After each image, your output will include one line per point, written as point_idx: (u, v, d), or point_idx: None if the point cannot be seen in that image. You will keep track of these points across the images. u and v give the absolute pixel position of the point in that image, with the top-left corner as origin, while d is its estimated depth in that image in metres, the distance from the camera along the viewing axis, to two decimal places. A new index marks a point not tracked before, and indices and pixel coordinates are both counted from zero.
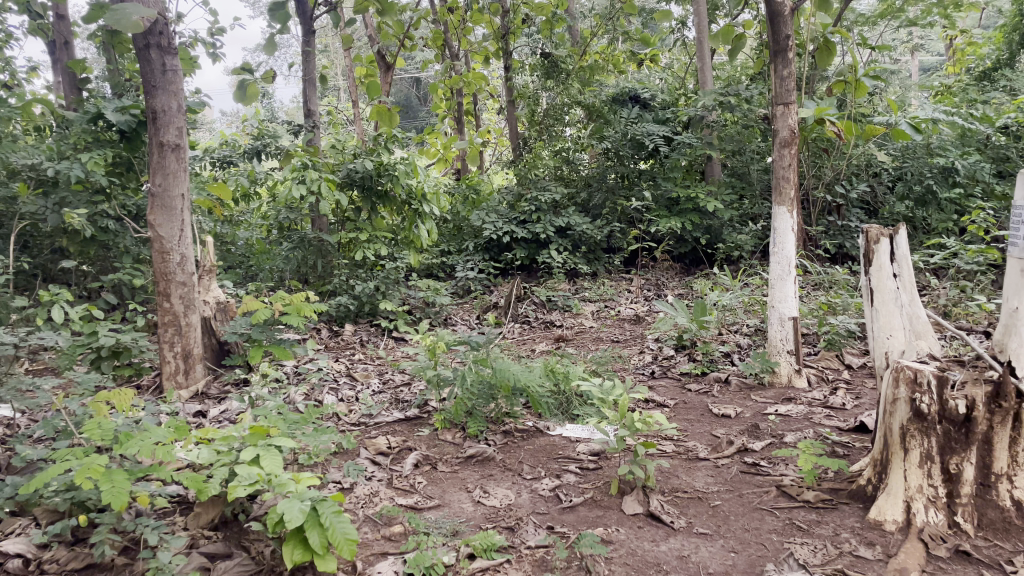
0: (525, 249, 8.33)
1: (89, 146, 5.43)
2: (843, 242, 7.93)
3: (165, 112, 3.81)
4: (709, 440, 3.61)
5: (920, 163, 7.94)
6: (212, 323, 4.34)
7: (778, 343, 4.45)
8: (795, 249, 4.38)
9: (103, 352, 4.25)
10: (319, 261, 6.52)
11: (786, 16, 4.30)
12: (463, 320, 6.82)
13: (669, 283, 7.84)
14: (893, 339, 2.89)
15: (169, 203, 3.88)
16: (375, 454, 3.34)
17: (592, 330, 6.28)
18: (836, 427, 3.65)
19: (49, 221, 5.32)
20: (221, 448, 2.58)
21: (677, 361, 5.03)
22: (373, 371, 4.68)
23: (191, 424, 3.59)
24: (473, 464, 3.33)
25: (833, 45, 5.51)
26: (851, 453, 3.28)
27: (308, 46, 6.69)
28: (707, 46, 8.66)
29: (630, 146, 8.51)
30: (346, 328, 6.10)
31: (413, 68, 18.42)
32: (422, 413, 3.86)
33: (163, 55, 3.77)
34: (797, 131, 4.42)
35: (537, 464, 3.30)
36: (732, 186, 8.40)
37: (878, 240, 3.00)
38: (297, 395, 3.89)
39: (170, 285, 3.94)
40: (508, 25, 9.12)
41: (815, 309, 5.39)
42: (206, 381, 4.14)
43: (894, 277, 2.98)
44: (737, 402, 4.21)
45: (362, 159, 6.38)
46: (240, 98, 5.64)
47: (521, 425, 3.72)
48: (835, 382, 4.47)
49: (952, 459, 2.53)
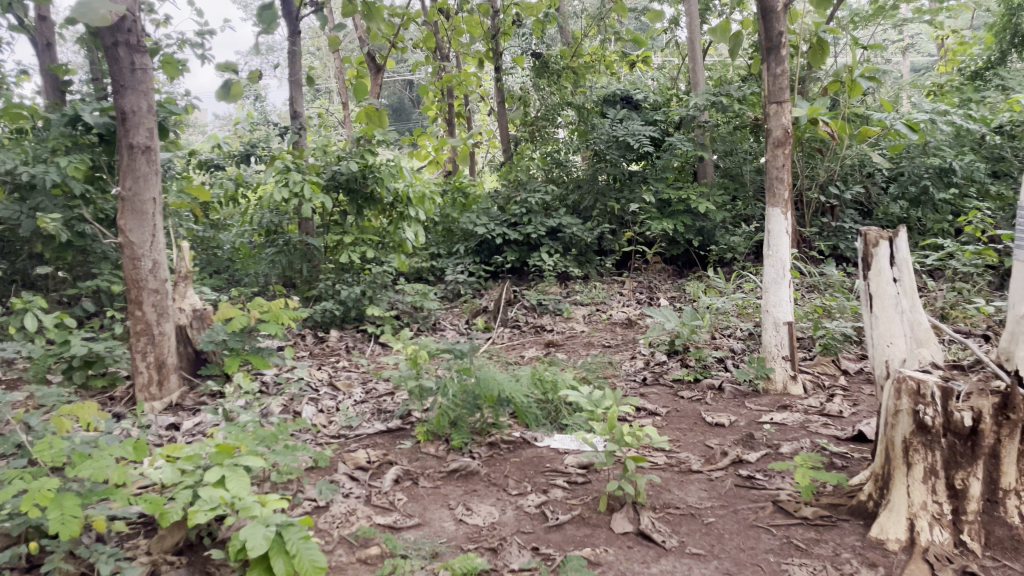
0: (516, 251, 8.18)
1: (66, 151, 5.29)
2: (837, 243, 7.83)
3: (134, 112, 3.67)
4: (702, 450, 3.48)
5: (916, 164, 7.83)
6: (188, 331, 4.17)
7: (772, 348, 4.32)
8: (790, 252, 4.25)
9: (75, 362, 4.10)
10: (304, 265, 6.38)
11: (779, 12, 4.16)
12: (452, 325, 6.70)
13: (662, 286, 7.73)
14: (894, 347, 2.75)
15: (139, 208, 3.73)
16: (354, 469, 3.20)
17: (583, 334, 6.15)
18: (833, 437, 3.53)
19: (25, 227, 5.16)
20: (185, 468, 2.46)
21: (670, 367, 4.90)
22: (357, 380, 4.53)
23: (163, 438, 3.45)
24: (456, 478, 3.18)
25: (827, 44, 5.38)
26: (850, 465, 3.15)
27: (292, 46, 6.52)
28: (699, 45, 8.52)
29: (618, 146, 8.33)
30: (331, 334, 5.96)
31: (405, 69, 18.28)
32: (405, 425, 3.72)
33: (132, 53, 3.62)
34: (791, 131, 4.29)
35: (524, 478, 3.16)
36: (725, 188, 8.28)
37: (877, 243, 2.88)
38: (274, 407, 3.74)
39: (142, 292, 3.79)
40: (497, 26, 8.99)
41: (810, 312, 5.27)
42: (181, 392, 3.99)
43: (894, 281, 2.86)
44: (731, 410, 4.08)
45: (347, 160, 6.24)
46: (224, 98, 5.47)
47: (507, 436, 3.58)
48: (831, 389, 4.35)
49: (957, 474, 2.41)
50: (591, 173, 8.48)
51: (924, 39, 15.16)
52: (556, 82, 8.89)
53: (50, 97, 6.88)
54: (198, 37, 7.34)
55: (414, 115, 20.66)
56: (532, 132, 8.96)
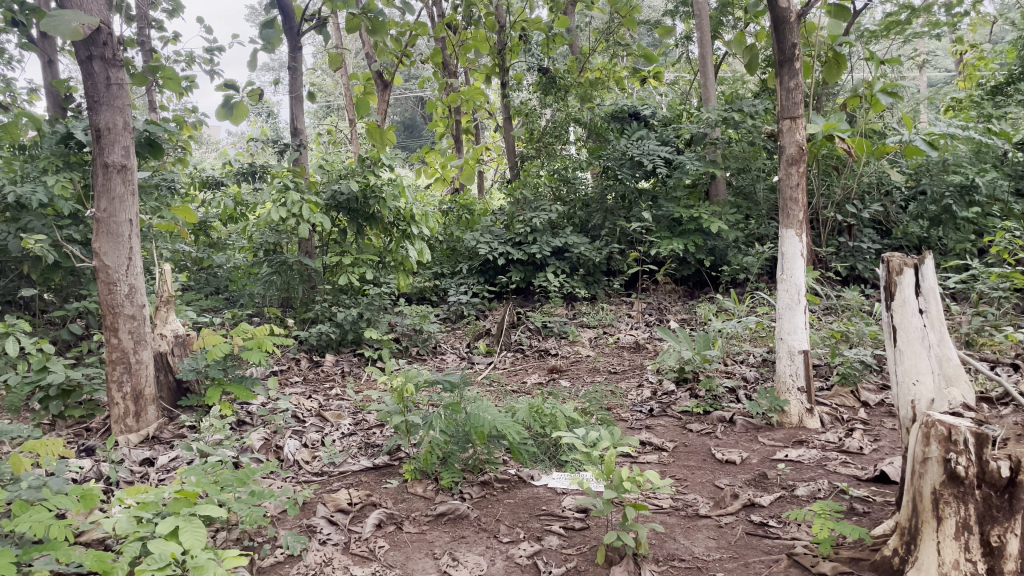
0: (520, 271, 7.97)
1: (57, 170, 5.13)
2: (855, 264, 7.55)
3: (110, 129, 3.49)
4: (711, 492, 3.23)
5: (936, 181, 7.55)
6: (168, 359, 3.97)
7: (787, 379, 4.06)
8: (805, 276, 4.02)
9: (52, 390, 3.90)
10: (300, 286, 6.18)
11: (793, 23, 3.93)
12: (454, 348, 6.48)
13: (672, 308, 7.48)
14: (921, 385, 2.51)
15: (115, 229, 3.54)
16: (334, 512, 2.97)
17: (588, 359, 5.91)
18: (853, 477, 3.28)
19: (10, 247, 4.95)
20: (141, 518, 2.24)
21: (678, 397, 4.63)
22: (347, 410, 4.31)
23: (133, 476, 3.24)
24: (444, 523, 2.94)
25: (842, 59, 5.15)
26: (873, 511, 2.89)
27: (294, 62, 6.35)
28: (711, 61, 8.29)
29: (628, 164, 8.13)
30: (327, 358, 5.75)
31: (416, 87, 18.16)
32: (392, 461, 3.50)
33: (107, 68, 3.45)
34: (806, 148, 4.04)
35: (517, 522, 2.92)
36: (737, 207, 8.04)
37: (902, 270, 2.64)
38: (254, 441, 3.52)
39: (117, 319, 3.59)
40: (505, 41, 8.78)
41: (827, 337, 5.00)
42: (160, 424, 3.78)
43: (920, 313, 2.63)
44: (742, 445, 3.82)
45: (348, 179, 6.07)
46: (227, 118, 5.30)
47: (501, 474, 3.34)
48: (851, 422, 4.08)
49: (992, 529, 2.14)
50: (599, 192, 8.34)
51: (938, 51, 14.88)
52: (564, 98, 8.70)
53: (53, 113, 6.71)
54: (205, 54, 7.24)
55: (425, 131, 20.69)
56: (539, 149, 8.77)
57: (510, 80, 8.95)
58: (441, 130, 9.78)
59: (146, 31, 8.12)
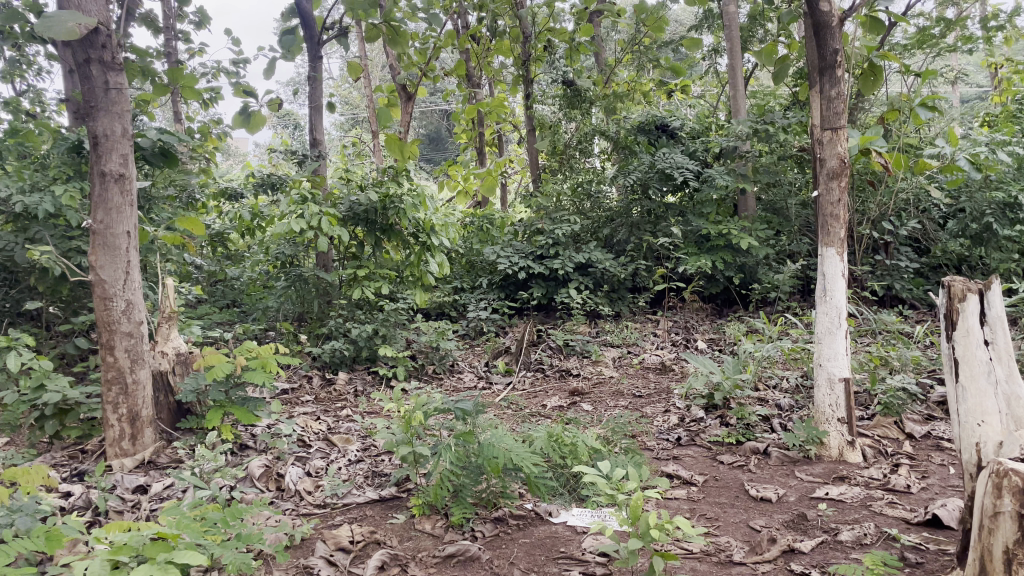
0: (542, 287, 7.71)
1: (68, 180, 4.97)
2: (891, 283, 7.21)
3: (107, 136, 3.32)
4: (745, 534, 2.96)
5: (976, 199, 7.22)
6: (169, 379, 3.76)
7: (826, 409, 3.78)
8: (847, 298, 3.75)
9: (47, 410, 3.70)
10: (315, 301, 5.99)
11: (835, 27, 3.65)
12: (472, 367, 6.25)
13: (699, 326, 7.19)
14: (987, 426, 2.29)
15: (112, 242, 3.36)
16: (334, 551, 2.75)
17: (612, 380, 5.65)
18: (902, 520, 2.99)
19: (16, 257, 4.77)
20: (114, 565, 2.04)
21: (708, 425, 4.35)
22: (355, 435, 4.07)
23: (124, 506, 3.04)
24: (453, 566, 2.69)
25: (880, 71, 4.83)
26: (927, 562, 2.60)
27: (314, 70, 6.16)
28: (741, 73, 8.02)
29: (656, 178, 7.87)
30: (339, 376, 5.53)
31: (439, 99, 18.02)
32: (400, 494, 3.26)
33: (106, 71, 3.30)
34: (848, 161, 3.76)
35: (532, 567, 2.67)
36: (767, 222, 7.75)
37: (964, 297, 2.40)
38: (253, 470, 3.31)
39: (113, 336, 3.40)
40: (529, 52, 8.56)
41: (866, 361, 4.68)
42: (157, 448, 3.57)
43: (986, 344, 2.37)
44: (778, 481, 3.53)
45: (365, 191, 5.87)
46: (244, 126, 5.12)
47: (517, 510, 3.08)
48: (895, 457, 3.78)
49: None
50: (624, 206, 8.09)
51: (970, 65, 14.48)
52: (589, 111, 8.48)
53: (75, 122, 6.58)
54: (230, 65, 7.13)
55: (450, 143, 20.66)
56: (563, 162, 8.57)
57: (534, 91, 8.72)
58: (465, 143, 9.60)
59: (172, 43, 8.03)
